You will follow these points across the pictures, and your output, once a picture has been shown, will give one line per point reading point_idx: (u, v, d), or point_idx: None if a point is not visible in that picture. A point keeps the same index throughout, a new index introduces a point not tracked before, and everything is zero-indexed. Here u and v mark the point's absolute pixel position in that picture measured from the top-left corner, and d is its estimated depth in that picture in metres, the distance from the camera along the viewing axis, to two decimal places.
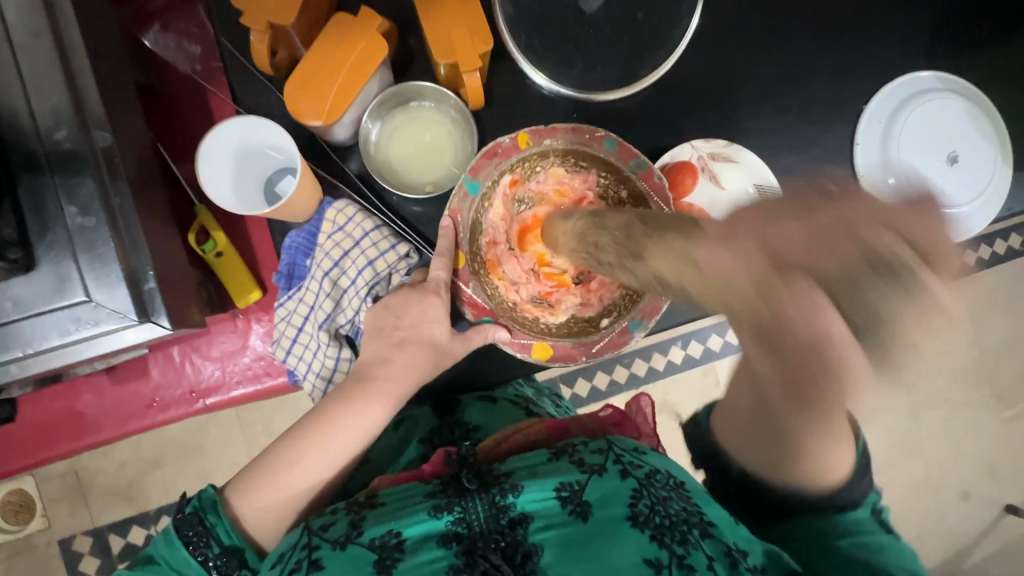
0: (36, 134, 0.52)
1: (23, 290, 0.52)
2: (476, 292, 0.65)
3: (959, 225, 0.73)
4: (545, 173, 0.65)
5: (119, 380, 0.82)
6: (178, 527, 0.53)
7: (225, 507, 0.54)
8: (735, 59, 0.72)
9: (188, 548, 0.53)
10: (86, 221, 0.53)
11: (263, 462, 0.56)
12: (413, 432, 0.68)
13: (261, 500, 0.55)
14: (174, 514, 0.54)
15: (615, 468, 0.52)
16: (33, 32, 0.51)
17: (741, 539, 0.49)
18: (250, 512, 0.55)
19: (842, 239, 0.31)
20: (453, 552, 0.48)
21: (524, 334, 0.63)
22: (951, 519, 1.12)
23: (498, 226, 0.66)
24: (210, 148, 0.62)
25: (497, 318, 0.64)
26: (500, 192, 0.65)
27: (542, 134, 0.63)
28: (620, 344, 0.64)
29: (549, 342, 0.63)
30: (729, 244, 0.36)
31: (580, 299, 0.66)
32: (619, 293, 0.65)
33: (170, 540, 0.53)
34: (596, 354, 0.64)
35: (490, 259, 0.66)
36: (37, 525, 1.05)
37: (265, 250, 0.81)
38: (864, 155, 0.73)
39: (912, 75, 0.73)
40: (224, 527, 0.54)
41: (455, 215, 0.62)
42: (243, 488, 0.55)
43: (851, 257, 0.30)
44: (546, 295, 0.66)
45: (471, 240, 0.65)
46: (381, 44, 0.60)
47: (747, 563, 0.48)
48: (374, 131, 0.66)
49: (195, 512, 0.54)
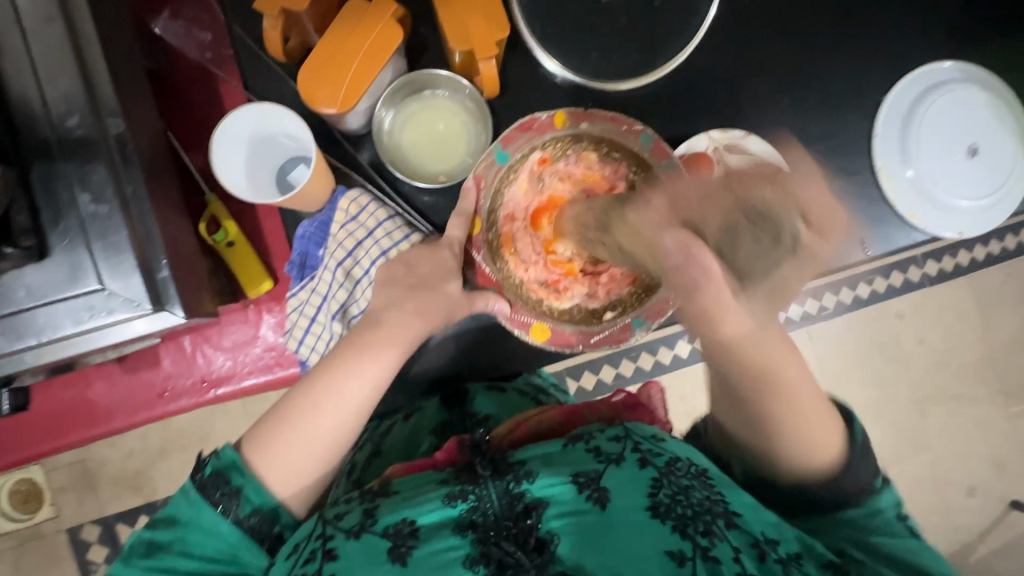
0: (47, 121, 0.52)
1: (35, 278, 0.52)
2: (486, 261, 0.64)
3: (975, 218, 0.72)
4: (576, 155, 0.64)
5: (131, 369, 0.82)
6: (200, 488, 0.51)
7: (249, 466, 0.52)
8: (751, 47, 0.71)
9: (217, 508, 0.51)
10: (100, 208, 0.52)
11: (279, 420, 0.54)
12: (424, 425, 0.67)
13: (285, 462, 0.53)
14: (193, 475, 0.51)
15: (633, 456, 0.52)
16: (44, 16, 0.51)
17: (770, 525, 0.48)
18: (274, 474, 0.52)
19: (765, 219, 0.35)
20: (469, 539, 0.48)
21: (526, 312, 0.64)
22: (957, 515, 1.12)
23: (517, 201, 0.65)
24: (223, 135, 0.61)
25: (503, 292, 0.65)
26: (527, 167, 0.64)
27: (579, 117, 0.64)
28: (620, 340, 0.64)
29: (546, 322, 0.64)
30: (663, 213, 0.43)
31: (587, 290, 0.65)
32: (626, 291, 0.64)
33: (194, 500, 0.51)
34: (594, 346, 0.64)
35: (506, 233, 0.66)
36: (46, 514, 1.06)
37: (275, 241, 0.81)
38: (882, 148, 0.72)
39: (932, 65, 0.72)
40: (251, 487, 0.52)
41: (479, 181, 0.63)
42: (260, 451, 0.53)
43: (771, 236, 0.35)
44: (554, 282, 0.65)
45: (489, 211, 0.65)
46: (395, 32, 0.60)
47: (774, 553, 0.46)
48: (387, 120, 0.65)
49: (219, 473, 0.51)
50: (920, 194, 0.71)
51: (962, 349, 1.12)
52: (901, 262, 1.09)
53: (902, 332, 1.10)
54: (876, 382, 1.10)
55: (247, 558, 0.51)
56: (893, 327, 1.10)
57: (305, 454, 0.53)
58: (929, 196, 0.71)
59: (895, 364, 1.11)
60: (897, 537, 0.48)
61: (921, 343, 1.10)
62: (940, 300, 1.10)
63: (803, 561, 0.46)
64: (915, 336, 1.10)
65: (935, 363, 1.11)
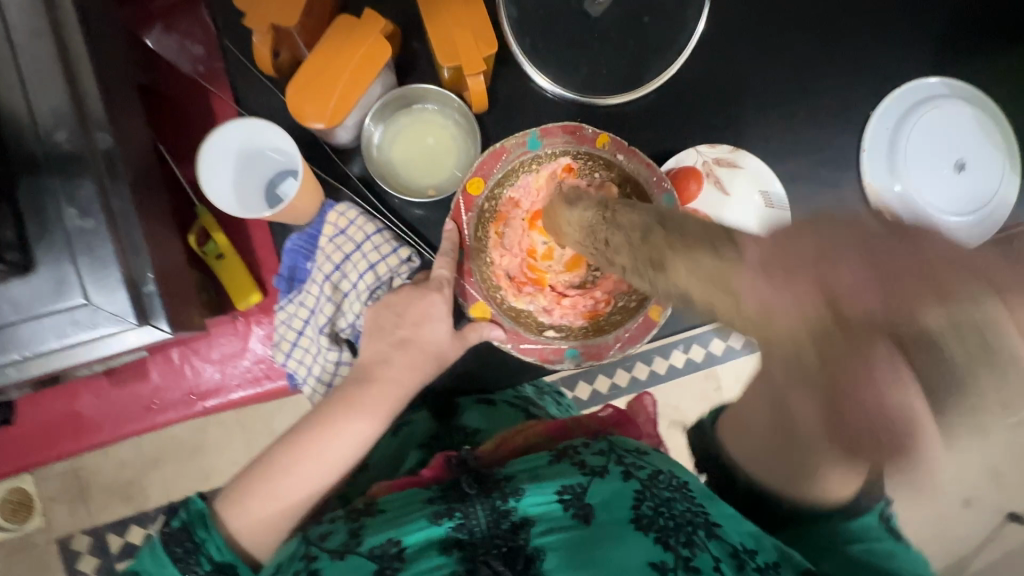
0: (35, 135, 0.52)
1: (20, 292, 0.52)
2: (468, 225, 0.63)
3: (966, 232, 0.72)
4: (600, 181, 0.64)
5: (119, 382, 0.82)
6: (165, 543, 0.50)
7: (215, 520, 0.52)
8: (740, 62, 0.71)
9: (178, 565, 0.50)
10: (86, 223, 0.52)
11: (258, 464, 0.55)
12: (411, 440, 0.67)
13: (252, 511, 0.53)
14: (160, 529, 0.51)
15: (616, 470, 0.52)
16: (33, 32, 0.51)
17: (748, 535, 0.47)
18: (242, 524, 0.52)
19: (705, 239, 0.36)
20: (454, 558, 0.48)
21: (477, 286, 0.64)
22: (953, 527, 1.11)
23: (526, 190, 0.65)
24: (210, 150, 0.62)
25: (468, 262, 0.64)
26: (551, 166, 0.64)
27: (620, 148, 0.64)
28: (546, 360, 0.63)
29: (490, 305, 0.64)
30: (648, 218, 0.46)
31: (545, 304, 0.65)
32: (579, 322, 0.65)
33: (158, 557, 0.50)
34: (521, 351, 0.63)
35: (501, 214, 0.65)
36: (37, 524, 1.05)
37: (266, 253, 0.81)
38: (869, 163, 0.72)
39: (919, 80, 0.73)
40: (213, 542, 0.51)
41: (501, 151, 0.62)
42: (229, 503, 0.53)
43: (697, 255, 0.35)
44: (520, 279, 0.65)
45: (496, 184, 0.64)
46: (383, 47, 0.60)
47: (755, 563, 0.46)
48: (376, 135, 0.66)
49: (184, 527, 0.51)
50: (909, 209, 0.72)
51: None
52: None
53: None
54: None
55: None
56: None
57: (269, 501, 0.53)
58: (918, 210, 0.72)
59: None
60: (884, 540, 0.44)
61: None
62: None
63: (780, 570, 0.45)
64: None
65: None
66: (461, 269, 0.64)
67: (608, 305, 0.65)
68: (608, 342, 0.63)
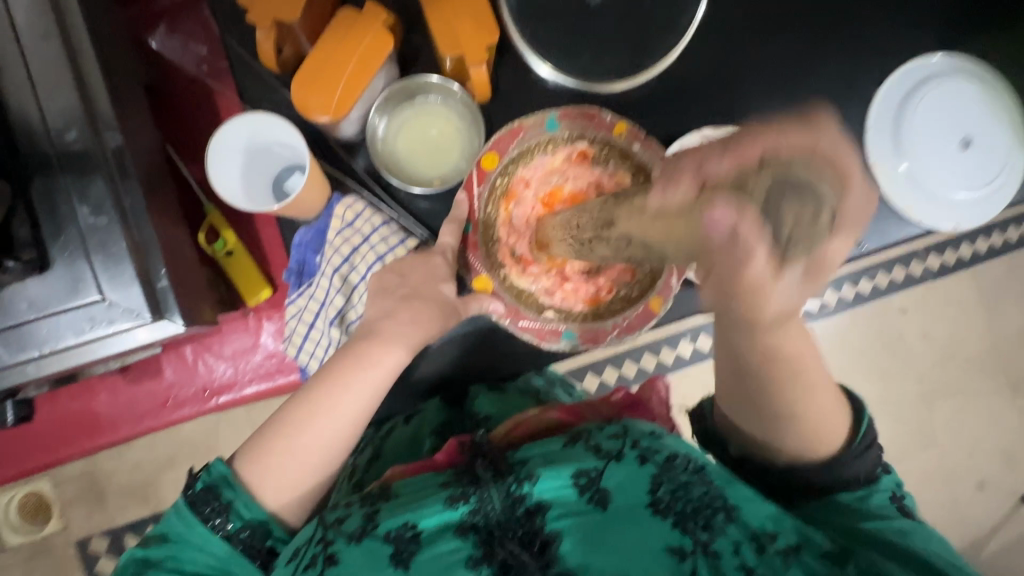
0: (46, 135, 0.52)
1: (38, 290, 0.53)
2: (479, 198, 0.64)
3: (972, 208, 0.72)
4: (613, 166, 0.64)
5: (133, 380, 0.83)
6: (190, 502, 0.51)
7: (238, 479, 0.53)
8: (742, 43, 0.71)
9: (207, 523, 0.51)
10: (99, 220, 0.53)
11: (274, 433, 0.55)
12: (426, 426, 0.68)
13: (277, 478, 0.53)
14: (183, 490, 0.52)
15: (632, 454, 0.51)
16: (41, 34, 0.52)
17: (770, 519, 0.47)
18: (267, 489, 0.53)
19: (796, 189, 0.31)
20: (470, 542, 0.49)
21: (480, 259, 0.65)
22: (966, 510, 1.11)
23: (539, 169, 0.65)
24: (218, 145, 0.62)
25: (475, 235, 0.64)
26: (567, 150, 0.65)
27: (637, 138, 0.64)
28: (543, 339, 0.64)
29: (493, 280, 0.65)
30: (689, 178, 0.37)
31: (548, 284, 0.65)
32: (580, 308, 0.65)
33: (186, 516, 0.51)
34: (519, 329, 0.63)
35: (512, 189, 0.65)
36: (55, 527, 1.06)
37: (273, 249, 0.82)
38: (874, 140, 0.72)
39: (924, 56, 0.72)
40: (242, 500, 0.52)
41: (519, 129, 0.63)
42: (252, 463, 0.53)
43: (812, 211, 0.31)
44: (526, 258, 0.65)
45: (510, 161, 0.64)
46: (387, 38, 0.61)
47: (775, 545, 0.46)
48: (381, 127, 0.66)
49: (209, 487, 0.52)
50: (915, 186, 0.71)
51: (965, 341, 1.12)
52: (905, 257, 1.09)
53: (905, 326, 1.11)
54: (880, 378, 1.11)
55: (240, 572, 0.51)
56: (895, 322, 1.11)
57: (296, 471, 0.54)
58: (922, 187, 0.71)
59: (900, 358, 1.11)
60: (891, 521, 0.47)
61: (924, 337, 1.11)
62: (941, 293, 1.11)
63: (802, 553, 0.46)
64: (918, 330, 1.11)
65: (940, 357, 1.12)
66: (466, 237, 0.64)
67: (609, 292, 0.64)
68: (606, 328, 0.64)
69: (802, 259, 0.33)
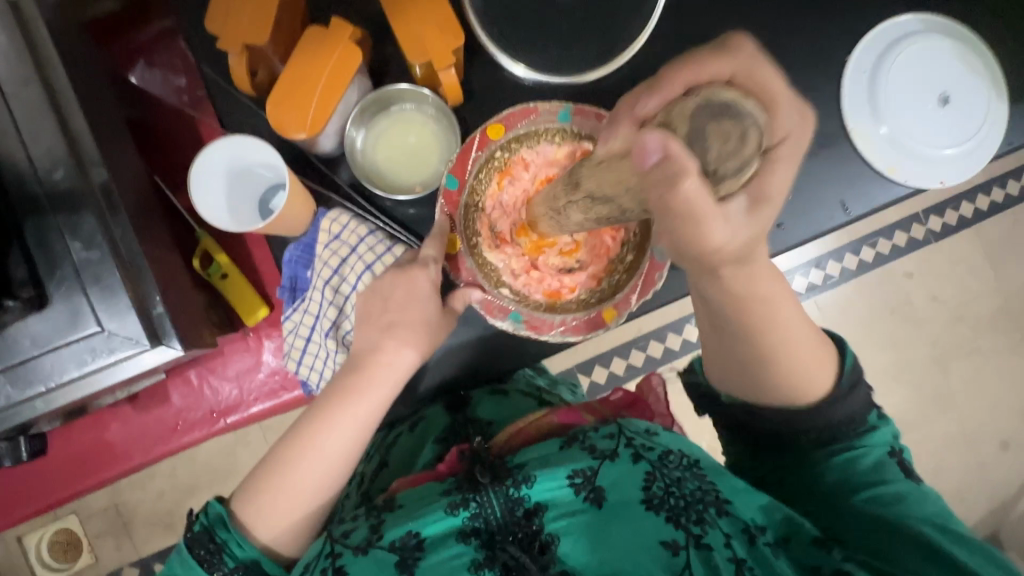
0: (34, 176, 0.54)
1: (39, 327, 0.55)
2: (474, 162, 0.64)
3: (957, 165, 0.72)
4: None
5: (143, 408, 0.85)
6: (190, 546, 0.53)
7: (233, 520, 0.55)
8: (712, 24, 0.72)
9: (203, 565, 0.53)
10: (91, 254, 0.55)
11: (265, 473, 0.57)
12: (429, 432, 0.69)
13: (270, 514, 0.55)
14: (184, 533, 0.54)
15: (627, 452, 0.52)
16: (21, 79, 0.53)
17: (761, 509, 0.49)
18: (261, 526, 0.55)
19: (725, 110, 0.32)
20: (472, 547, 0.50)
21: (458, 220, 0.64)
22: (992, 471, 1.10)
23: (543, 156, 0.66)
24: (199, 171, 0.64)
25: (459, 195, 0.64)
26: (572, 145, 0.65)
27: None
28: (489, 313, 0.63)
29: (463, 242, 0.64)
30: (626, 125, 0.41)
31: (518, 266, 0.65)
32: (536, 296, 0.65)
33: (185, 561, 0.53)
34: (478, 297, 0.63)
35: (510, 167, 0.66)
36: (85, 561, 1.08)
37: (267, 269, 0.83)
38: (852, 105, 0.71)
39: (893, 19, 0.72)
40: (235, 540, 0.54)
41: (529, 109, 0.65)
42: (245, 505, 0.55)
43: (737, 130, 0.32)
44: (501, 236, 0.66)
45: (515, 137, 0.65)
46: (356, 51, 0.62)
47: (763, 537, 0.48)
48: (359, 139, 0.67)
49: (206, 529, 0.54)
50: (898, 148, 0.71)
51: (973, 300, 1.11)
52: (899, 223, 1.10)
53: (910, 289, 1.10)
54: (890, 346, 1.10)
55: None
56: (901, 286, 1.10)
57: (290, 496, 0.56)
58: (905, 149, 0.71)
59: (908, 324, 1.10)
60: (887, 485, 0.48)
61: (931, 300, 1.11)
62: (943, 254, 1.10)
63: (791, 543, 0.49)
64: (923, 292, 1.10)
65: (948, 318, 1.11)
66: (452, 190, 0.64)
67: (570, 293, 0.66)
68: (552, 321, 0.64)
69: (735, 183, 0.34)
